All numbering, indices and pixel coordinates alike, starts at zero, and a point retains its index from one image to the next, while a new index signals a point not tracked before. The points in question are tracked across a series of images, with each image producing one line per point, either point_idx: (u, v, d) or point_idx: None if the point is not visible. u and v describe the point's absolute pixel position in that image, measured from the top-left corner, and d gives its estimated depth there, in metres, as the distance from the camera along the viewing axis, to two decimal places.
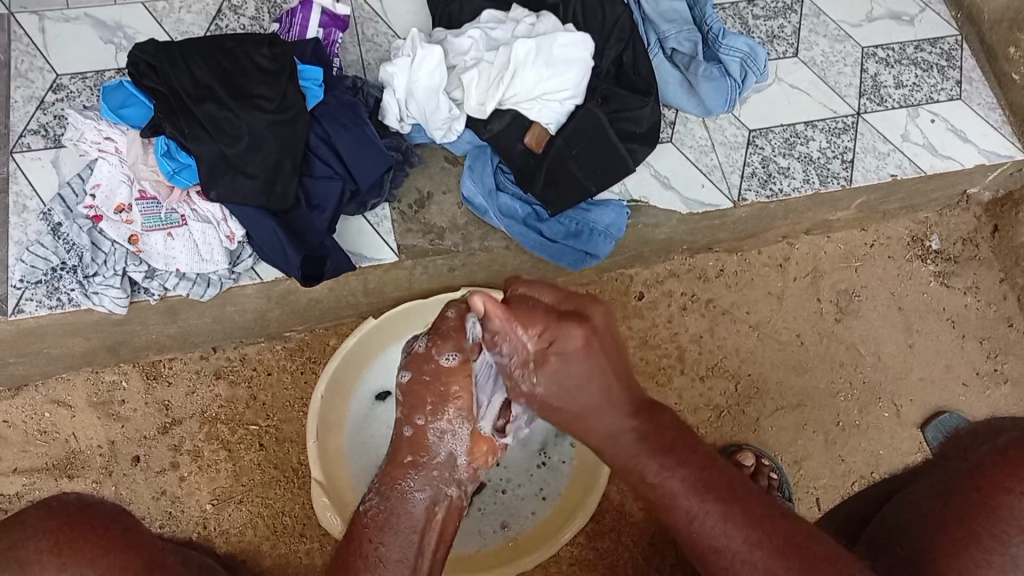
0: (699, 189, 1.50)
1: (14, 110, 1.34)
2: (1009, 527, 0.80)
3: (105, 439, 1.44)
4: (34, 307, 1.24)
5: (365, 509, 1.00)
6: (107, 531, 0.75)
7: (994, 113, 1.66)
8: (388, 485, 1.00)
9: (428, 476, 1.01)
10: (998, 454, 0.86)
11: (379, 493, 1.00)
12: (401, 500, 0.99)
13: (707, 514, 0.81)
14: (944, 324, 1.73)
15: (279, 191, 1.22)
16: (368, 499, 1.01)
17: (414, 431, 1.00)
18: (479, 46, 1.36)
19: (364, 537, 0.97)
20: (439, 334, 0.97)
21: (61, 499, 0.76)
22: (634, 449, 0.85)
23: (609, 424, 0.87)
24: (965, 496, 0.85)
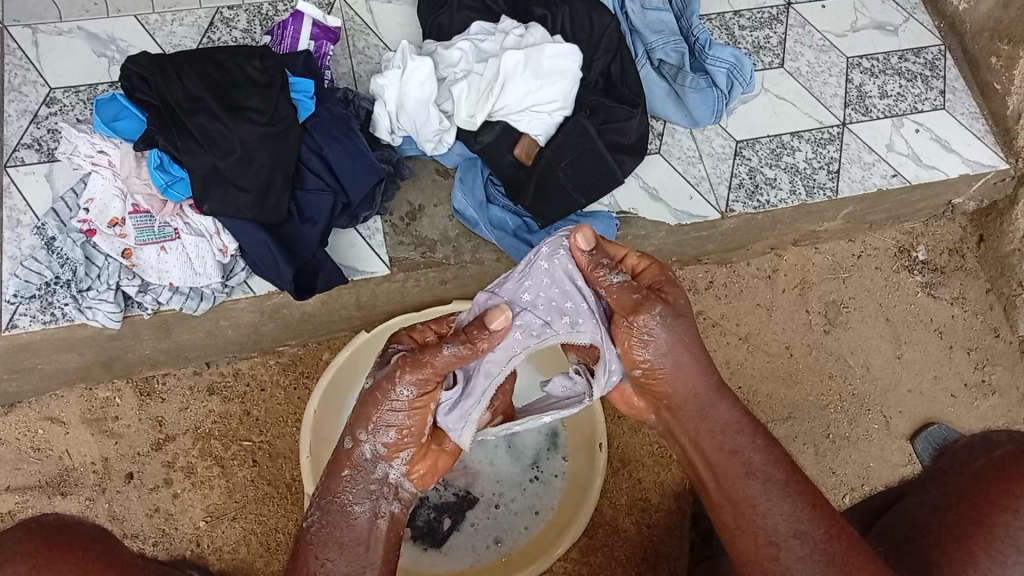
0: (688, 201, 1.51)
1: (8, 124, 1.34)
2: (1005, 547, 0.79)
3: (99, 456, 1.43)
4: (27, 323, 1.24)
5: (307, 523, 0.93)
6: (88, 552, 0.67)
7: (978, 123, 1.69)
8: (328, 499, 0.94)
9: (368, 490, 0.95)
10: (992, 469, 0.85)
11: (321, 505, 0.94)
12: (342, 513, 0.93)
13: (791, 498, 0.85)
14: (931, 335, 1.74)
15: (272, 204, 1.23)
16: (309, 513, 0.94)
17: (354, 445, 0.95)
18: (468, 58, 1.38)
19: (308, 550, 0.90)
20: (412, 362, 0.92)
21: (41, 519, 0.69)
22: (741, 433, 0.91)
23: (718, 409, 0.94)
24: (960, 513, 0.84)
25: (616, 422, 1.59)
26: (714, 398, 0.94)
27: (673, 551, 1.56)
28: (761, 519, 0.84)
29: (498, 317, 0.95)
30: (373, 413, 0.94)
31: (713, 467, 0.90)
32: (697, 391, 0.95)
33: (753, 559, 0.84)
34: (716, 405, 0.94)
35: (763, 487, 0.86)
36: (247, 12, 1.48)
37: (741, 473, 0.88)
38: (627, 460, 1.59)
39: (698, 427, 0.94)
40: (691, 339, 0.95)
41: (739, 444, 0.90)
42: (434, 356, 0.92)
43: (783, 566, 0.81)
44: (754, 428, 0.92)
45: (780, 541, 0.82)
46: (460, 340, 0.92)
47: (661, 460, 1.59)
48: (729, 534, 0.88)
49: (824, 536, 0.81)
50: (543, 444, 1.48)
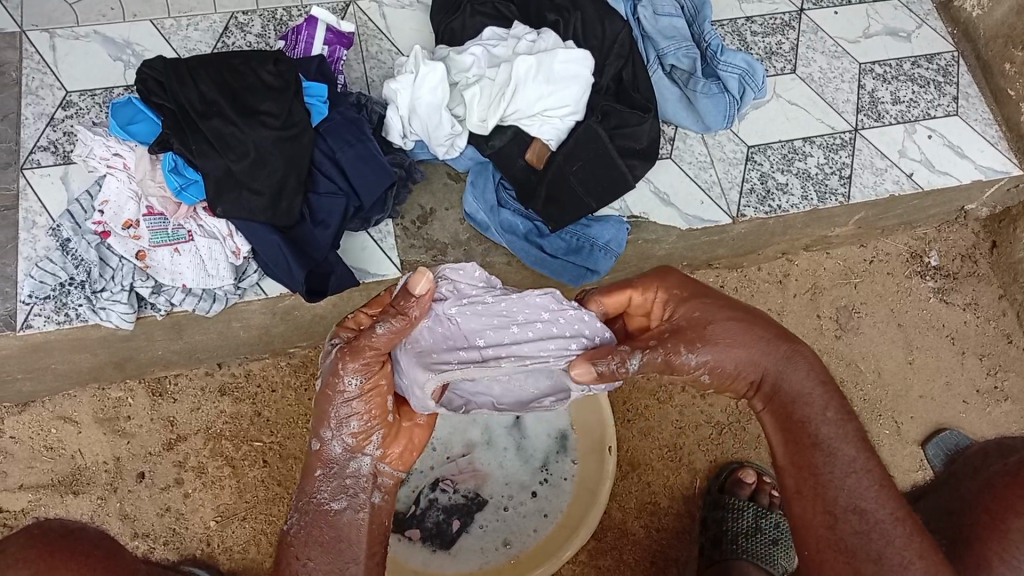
0: (699, 205, 1.51)
1: (25, 127, 1.36)
2: (1015, 551, 0.82)
3: (111, 455, 1.44)
4: (42, 323, 1.25)
5: (288, 527, 0.93)
6: (86, 556, 0.75)
7: (991, 129, 1.68)
8: (304, 500, 0.94)
9: (343, 484, 0.95)
10: (1006, 475, 0.88)
11: (298, 507, 0.94)
12: (319, 512, 0.93)
13: (858, 474, 0.84)
14: (943, 341, 1.73)
15: (284, 208, 1.23)
16: (290, 515, 0.94)
17: (323, 445, 0.95)
18: (480, 64, 1.39)
19: (292, 555, 0.92)
20: (351, 351, 0.89)
21: (45, 525, 0.78)
22: (813, 402, 0.88)
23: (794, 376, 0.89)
24: (975, 517, 0.87)
25: (626, 426, 1.59)
26: (788, 363, 0.90)
27: (682, 555, 1.57)
28: (829, 489, 0.84)
29: (418, 282, 0.89)
30: (331, 411, 0.93)
31: (786, 429, 0.88)
32: (768, 361, 0.90)
33: (812, 526, 0.85)
34: (792, 368, 0.89)
35: (831, 460, 0.84)
36: (261, 17, 1.49)
37: (809, 442, 0.86)
38: (637, 464, 1.58)
39: (773, 391, 0.90)
40: (734, 333, 0.90)
41: (810, 413, 0.87)
42: (369, 338, 0.89)
43: (840, 538, 0.82)
44: (831, 394, 0.88)
45: (840, 513, 0.83)
46: (391, 314, 0.89)
47: (670, 464, 1.60)
48: (790, 494, 0.88)
49: (888, 516, 0.82)
50: (552, 447, 1.48)
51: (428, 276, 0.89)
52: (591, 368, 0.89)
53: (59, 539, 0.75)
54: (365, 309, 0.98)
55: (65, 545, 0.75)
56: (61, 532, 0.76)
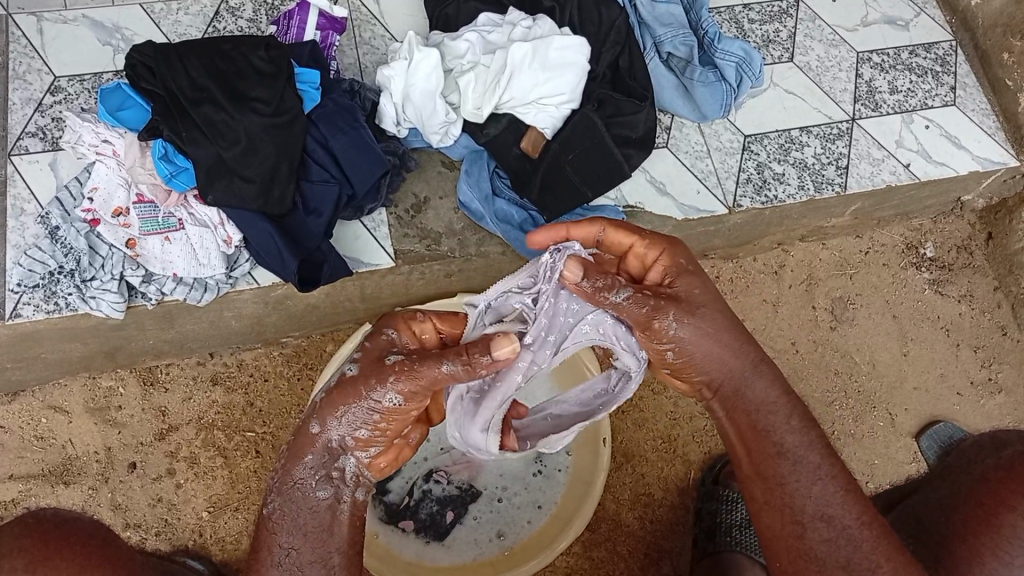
0: (695, 195, 1.50)
1: (13, 112, 1.34)
2: (1010, 547, 0.81)
3: (102, 445, 1.43)
4: (31, 312, 1.24)
5: (268, 509, 0.86)
6: (84, 547, 0.74)
7: (989, 119, 1.67)
8: (285, 480, 0.86)
9: (329, 475, 0.87)
10: (1000, 469, 0.86)
11: (279, 488, 0.86)
12: (303, 499, 0.86)
13: (823, 481, 0.86)
14: (938, 333, 1.73)
15: (277, 195, 1.22)
16: (269, 496, 0.86)
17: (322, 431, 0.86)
18: (475, 50, 1.37)
19: (269, 539, 0.85)
20: (409, 372, 0.83)
21: (37, 514, 0.76)
22: (776, 413, 0.88)
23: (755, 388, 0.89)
24: (967, 512, 0.86)
25: (620, 417, 1.59)
26: (751, 372, 0.89)
27: (676, 547, 1.56)
28: (797, 499, 0.85)
29: (504, 347, 0.84)
30: (355, 408, 0.85)
31: (746, 442, 0.89)
32: (735, 370, 0.89)
33: (778, 536, 0.87)
34: (756, 380, 0.89)
35: (799, 472, 0.86)
36: (253, 1, 1.47)
37: (773, 453, 0.87)
38: (631, 456, 1.58)
39: (733, 403, 0.90)
40: (719, 325, 0.88)
41: (773, 424, 0.88)
42: (430, 371, 0.83)
43: (809, 546, 0.84)
44: (793, 404, 0.89)
45: (807, 521, 0.85)
46: (459, 357, 0.83)
47: (665, 455, 1.59)
48: (755, 503, 0.89)
49: (854, 522, 0.84)
50: None
51: (514, 342, 0.84)
52: (584, 271, 0.84)
53: (54, 530, 0.74)
54: (426, 318, 0.95)
55: (60, 534, 0.74)
56: (57, 519, 0.75)
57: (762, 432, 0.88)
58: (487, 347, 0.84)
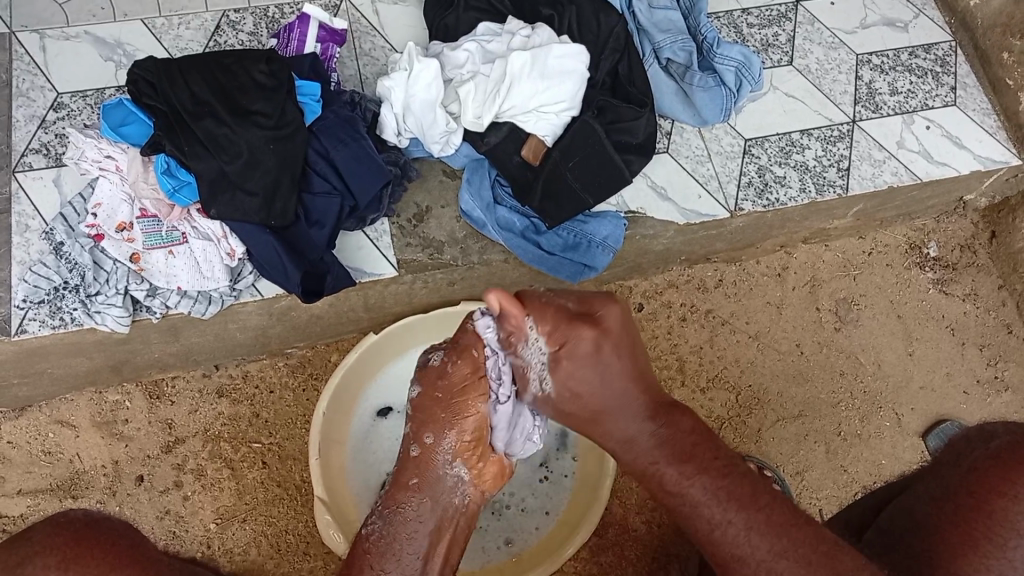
0: (696, 199, 1.51)
1: (17, 129, 1.35)
2: (1006, 532, 0.79)
3: (110, 459, 1.44)
4: (37, 327, 1.25)
5: (367, 530, 0.95)
6: (114, 546, 0.73)
7: (989, 118, 1.67)
8: (391, 508, 0.96)
9: (423, 507, 0.96)
10: (989, 458, 0.85)
11: (381, 513, 0.96)
12: (403, 522, 0.95)
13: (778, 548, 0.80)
14: (943, 331, 1.73)
15: (279, 207, 1.22)
16: (371, 519, 0.96)
17: (422, 451, 0.98)
18: (475, 59, 1.39)
19: (364, 554, 0.93)
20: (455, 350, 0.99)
21: (70, 514, 0.76)
22: (671, 466, 0.90)
23: (628, 428, 0.94)
24: (959, 501, 0.84)
25: None
26: (644, 416, 0.94)
27: (684, 551, 1.54)
28: (731, 548, 0.83)
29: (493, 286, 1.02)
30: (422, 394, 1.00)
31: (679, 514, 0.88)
32: (619, 402, 0.94)
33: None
34: (632, 442, 0.94)
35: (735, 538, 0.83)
36: (253, 15, 1.48)
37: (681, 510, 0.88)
38: None
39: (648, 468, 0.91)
40: (609, 373, 0.94)
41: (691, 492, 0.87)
42: (464, 335, 0.99)
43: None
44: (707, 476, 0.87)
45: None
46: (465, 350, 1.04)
47: None
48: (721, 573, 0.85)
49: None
50: (553, 444, 1.47)
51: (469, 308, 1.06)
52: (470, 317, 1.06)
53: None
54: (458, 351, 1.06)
55: (94, 534, 0.73)
56: (85, 519, 0.75)
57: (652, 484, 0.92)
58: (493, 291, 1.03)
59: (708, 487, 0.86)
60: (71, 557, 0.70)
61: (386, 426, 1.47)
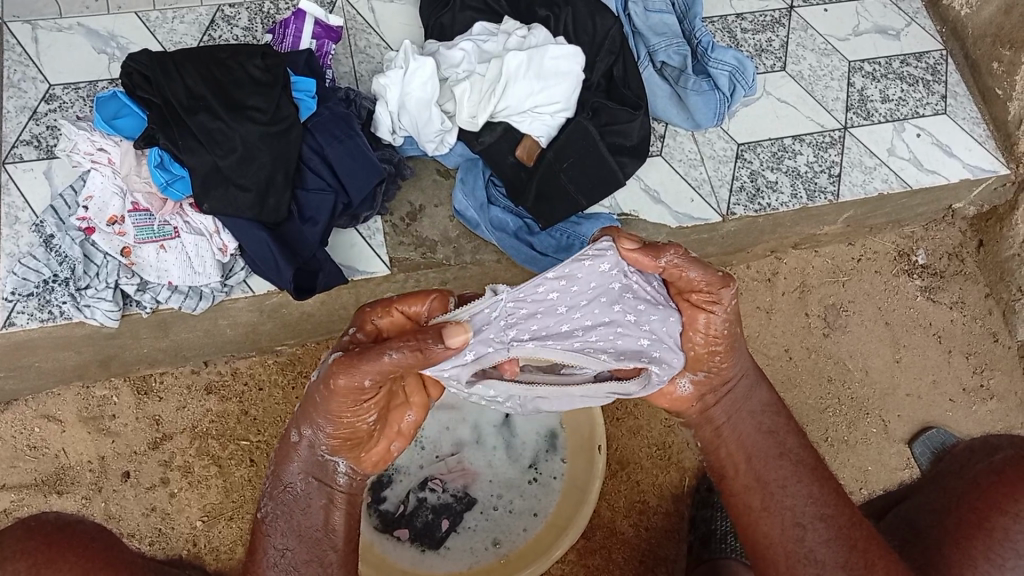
0: (688, 203, 1.52)
1: (7, 121, 1.38)
2: (1004, 551, 0.81)
3: (96, 454, 1.42)
4: (25, 321, 1.24)
5: (262, 514, 0.95)
6: (88, 549, 0.72)
7: (979, 128, 1.69)
8: (279, 489, 0.95)
9: (310, 486, 0.95)
10: (993, 473, 0.87)
11: (271, 494, 0.95)
12: (295, 503, 0.94)
13: (817, 488, 0.96)
14: (931, 339, 1.74)
15: (272, 204, 1.22)
16: (263, 501, 0.96)
17: (301, 439, 0.95)
18: (470, 59, 1.40)
19: (261, 541, 0.93)
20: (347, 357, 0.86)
21: (40, 518, 0.74)
22: (777, 419, 1.03)
23: (759, 398, 1.04)
24: (960, 517, 0.86)
25: (616, 424, 1.57)
26: (756, 381, 1.05)
27: (672, 554, 1.55)
28: (806, 502, 0.94)
29: (456, 335, 0.84)
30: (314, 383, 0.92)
31: (749, 449, 1.01)
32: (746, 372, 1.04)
33: (776, 541, 0.94)
34: (752, 395, 1.04)
35: (793, 469, 0.97)
36: (248, 10, 1.52)
37: (775, 456, 0.99)
38: (626, 463, 1.56)
39: (736, 408, 1.04)
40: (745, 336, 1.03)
41: (775, 426, 1.02)
42: (372, 361, 0.85)
43: (807, 548, 0.91)
44: (803, 443, 1.01)
45: (806, 523, 0.93)
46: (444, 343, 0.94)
47: (659, 462, 1.58)
48: (751, 514, 0.97)
49: (848, 522, 0.92)
50: (541, 445, 1.46)
51: (465, 334, 0.85)
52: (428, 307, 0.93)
53: (57, 532, 0.72)
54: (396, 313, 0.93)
55: (63, 538, 0.72)
56: (58, 523, 0.73)
57: (744, 430, 1.02)
58: (437, 335, 0.84)
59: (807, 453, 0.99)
60: (44, 563, 0.69)
61: None
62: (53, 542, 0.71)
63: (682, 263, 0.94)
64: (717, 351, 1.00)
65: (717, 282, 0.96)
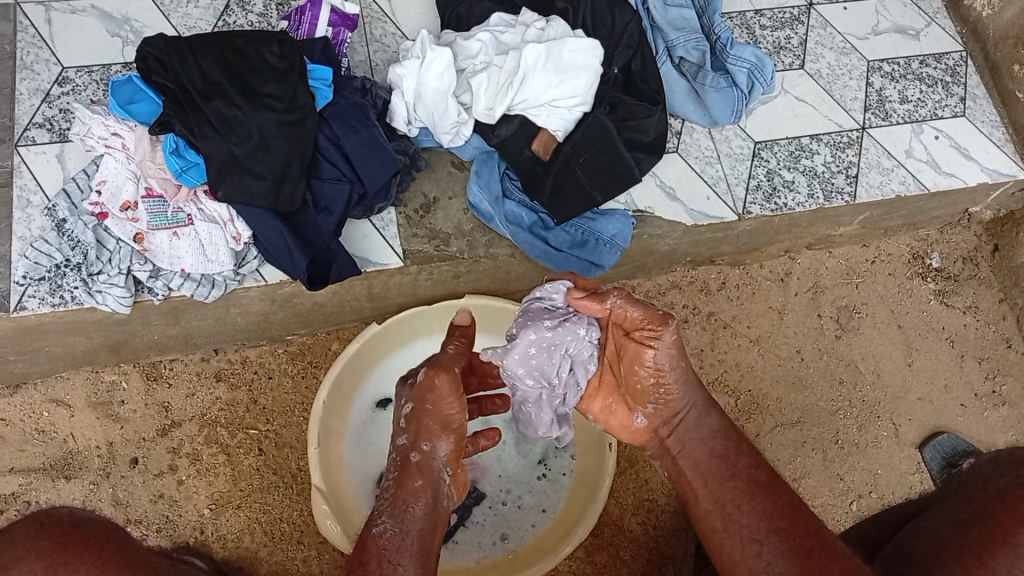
0: (704, 201, 1.50)
1: (19, 103, 1.37)
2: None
3: (104, 440, 1.42)
4: (36, 305, 1.24)
5: (377, 530, 0.95)
6: (102, 550, 0.80)
7: (998, 131, 1.68)
8: (399, 513, 0.97)
9: (419, 499, 1.00)
10: (1018, 489, 0.87)
11: (390, 515, 0.97)
12: (407, 518, 0.97)
13: (770, 497, 0.95)
14: (943, 343, 1.73)
15: (288, 191, 1.21)
16: (380, 522, 0.96)
17: (422, 458, 1.05)
18: (487, 50, 1.38)
19: (381, 552, 0.92)
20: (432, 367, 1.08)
21: (51, 516, 0.80)
22: (726, 441, 1.05)
23: (709, 425, 1.07)
24: (983, 530, 0.85)
25: None
26: (705, 409, 1.09)
27: (679, 553, 1.54)
28: (750, 528, 0.93)
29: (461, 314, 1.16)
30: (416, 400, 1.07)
31: (706, 473, 1.02)
32: (693, 402, 1.08)
33: (738, 560, 0.92)
34: (701, 423, 1.07)
35: (745, 485, 0.98)
36: None
37: (728, 475, 1.00)
38: (636, 460, 1.56)
39: (688, 437, 1.07)
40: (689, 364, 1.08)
41: (727, 449, 1.04)
42: (445, 362, 1.11)
43: (764, 560, 0.89)
44: (755, 458, 1.03)
45: (762, 538, 0.91)
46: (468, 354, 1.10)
47: None
48: (715, 536, 0.96)
49: (805, 531, 0.90)
50: (551, 442, 1.46)
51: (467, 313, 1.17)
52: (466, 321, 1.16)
53: (70, 536, 0.78)
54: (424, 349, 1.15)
55: (76, 540, 0.78)
56: (73, 523, 0.80)
57: (693, 458, 1.05)
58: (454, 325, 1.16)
59: (763, 471, 0.99)
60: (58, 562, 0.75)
61: (383, 418, 1.45)
62: (67, 542, 0.77)
63: (623, 303, 1.06)
64: (660, 381, 1.06)
65: (655, 317, 1.03)
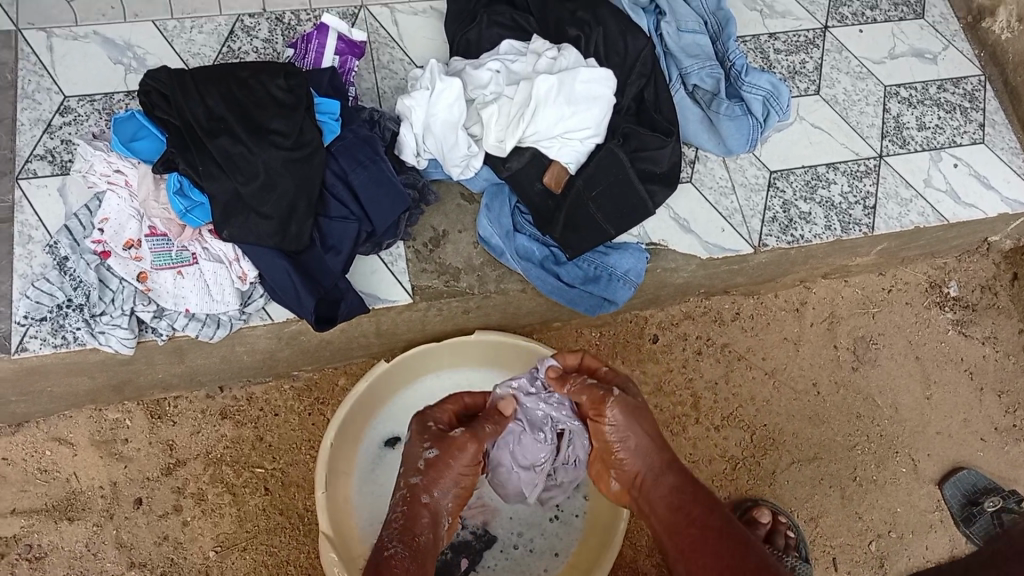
0: (719, 233, 1.47)
1: (22, 135, 1.35)
2: None
3: (107, 480, 1.39)
4: (38, 346, 1.21)
5: (390, 551, 1.00)
6: None
7: (1018, 158, 1.64)
8: (409, 542, 1.02)
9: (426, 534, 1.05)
10: None
11: (401, 541, 1.01)
12: (416, 547, 1.02)
13: (724, 544, 0.94)
14: (962, 375, 1.70)
15: (293, 231, 1.17)
16: (393, 545, 1.00)
17: (431, 501, 1.08)
18: (497, 80, 1.35)
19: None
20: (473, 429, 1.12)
21: None
22: (687, 491, 1.04)
23: (665, 480, 1.06)
24: None
25: None
26: (665, 465, 1.08)
27: None
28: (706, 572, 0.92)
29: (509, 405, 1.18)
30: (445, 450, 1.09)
31: (668, 529, 1.01)
32: (653, 461, 1.09)
33: None
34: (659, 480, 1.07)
35: (699, 534, 0.97)
36: (268, 21, 1.49)
37: (684, 528, 0.99)
38: None
39: (650, 493, 1.06)
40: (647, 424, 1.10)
41: (683, 501, 1.02)
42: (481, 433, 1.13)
43: None
44: (713, 507, 1.01)
45: None
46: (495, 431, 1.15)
47: None
48: None
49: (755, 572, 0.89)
50: None
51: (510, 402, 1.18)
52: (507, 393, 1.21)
53: None
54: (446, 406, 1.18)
55: None
56: None
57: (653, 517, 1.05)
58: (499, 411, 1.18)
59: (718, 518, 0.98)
60: None
61: (392, 457, 1.41)
62: None
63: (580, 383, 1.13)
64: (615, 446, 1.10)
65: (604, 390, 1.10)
